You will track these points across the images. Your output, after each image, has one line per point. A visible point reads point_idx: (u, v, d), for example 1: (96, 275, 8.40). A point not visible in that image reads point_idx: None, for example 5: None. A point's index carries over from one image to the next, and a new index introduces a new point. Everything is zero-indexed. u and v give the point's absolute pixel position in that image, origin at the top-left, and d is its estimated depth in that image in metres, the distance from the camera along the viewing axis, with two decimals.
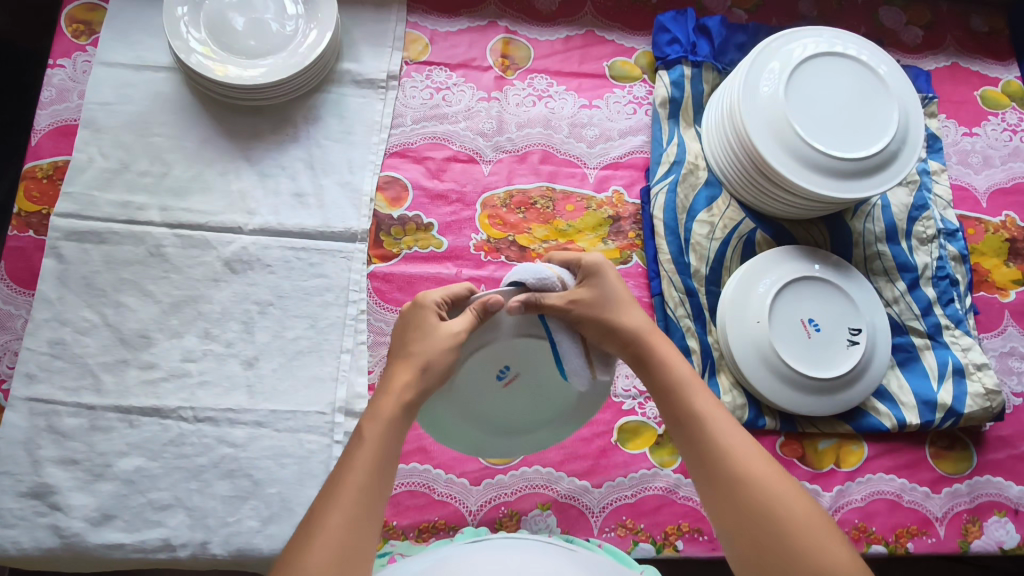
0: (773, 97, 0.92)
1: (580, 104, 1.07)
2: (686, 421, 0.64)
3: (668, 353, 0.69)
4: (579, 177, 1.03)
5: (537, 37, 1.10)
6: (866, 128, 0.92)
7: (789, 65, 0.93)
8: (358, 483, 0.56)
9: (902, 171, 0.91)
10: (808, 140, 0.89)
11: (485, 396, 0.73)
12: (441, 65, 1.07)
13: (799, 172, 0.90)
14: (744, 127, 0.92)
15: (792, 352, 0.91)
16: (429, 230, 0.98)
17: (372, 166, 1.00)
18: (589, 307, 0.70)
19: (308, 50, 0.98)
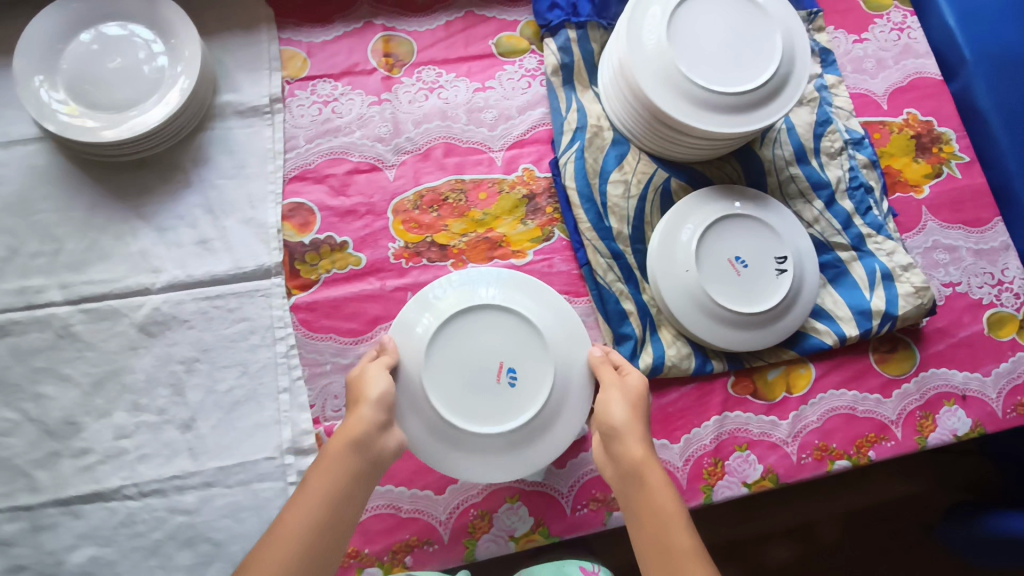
0: (659, 47, 0.90)
1: (474, 88, 1.04)
2: (657, 546, 0.63)
3: (652, 475, 0.67)
4: (487, 163, 1.01)
5: (416, 28, 1.06)
6: (755, 56, 0.91)
7: (670, 11, 0.91)
8: (308, 506, 0.65)
9: (796, 91, 0.92)
10: (705, 85, 0.89)
11: (519, 347, 0.81)
12: (325, 77, 1.02)
13: (703, 117, 0.90)
14: (641, 88, 0.90)
15: (727, 293, 0.92)
16: (344, 249, 0.95)
17: (273, 196, 0.96)
18: (609, 383, 0.77)
19: (179, 89, 0.93)
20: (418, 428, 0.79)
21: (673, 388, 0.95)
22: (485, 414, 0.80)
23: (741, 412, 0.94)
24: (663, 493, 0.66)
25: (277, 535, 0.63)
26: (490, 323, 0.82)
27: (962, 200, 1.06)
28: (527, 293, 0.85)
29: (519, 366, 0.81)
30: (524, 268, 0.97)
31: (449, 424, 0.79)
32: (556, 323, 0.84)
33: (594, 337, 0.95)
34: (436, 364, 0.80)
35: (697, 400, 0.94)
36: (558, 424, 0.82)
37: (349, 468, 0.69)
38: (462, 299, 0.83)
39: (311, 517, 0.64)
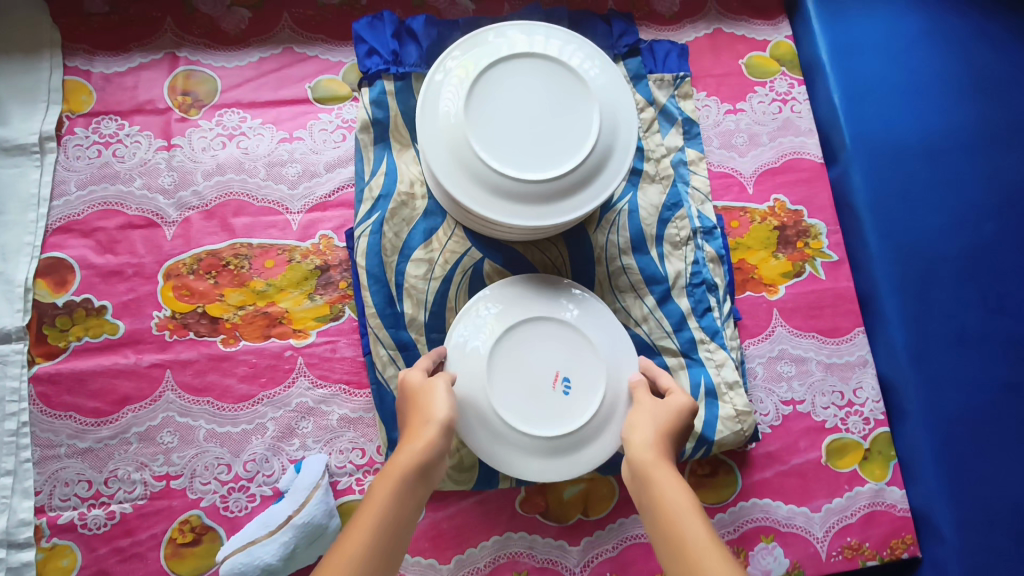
0: (456, 131, 0.79)
1: (279, 138, 0.93)
2: (671, 544, 0.58)
3: (661, 474, 0.64)
4: (281, 226, 0.90)
5: (224, 64, 0.95)
6: (570, 125, 0.79)
7: (463, 97, 0.79)
8: (364, 532, 0.58)
9: (621, 167, 0.81)
10: (523, 178, 0.77)
11: (573, 356, 0.80)
12: (111, 113, 0.92)
13: (509, 211, 0.79)
14: (457, 198, 0.79)
15: (533, 403, 0.78)
16: (101, 314, 0.85)
17: (29, 248, 0.86)
18: (642, 401, 0.75)
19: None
20: (472, 425, 0.78)
21: (452, 502, 0.83)
22: (541, 420, 0.78)
23: (526, 534, 0.83)
24: (674, 490, 0.61)
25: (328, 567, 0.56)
26: (554, 327, 0.81)
27: (820, 304, 0.94)
28: (573, 298, 0.83)
29: (581, 374, 0.79)
30: (301, 350, 0.86)
31: (497, 427, 0.77)
32: (606, 334, 0.81)
33: (369, 437, 0.84)
34: (496, 369, 0.79)
35: (479, 517, 0.83)
36: (605, 436, 0.78)
37: (404, 494, 0.63)
38: (527, 308, 0.81)
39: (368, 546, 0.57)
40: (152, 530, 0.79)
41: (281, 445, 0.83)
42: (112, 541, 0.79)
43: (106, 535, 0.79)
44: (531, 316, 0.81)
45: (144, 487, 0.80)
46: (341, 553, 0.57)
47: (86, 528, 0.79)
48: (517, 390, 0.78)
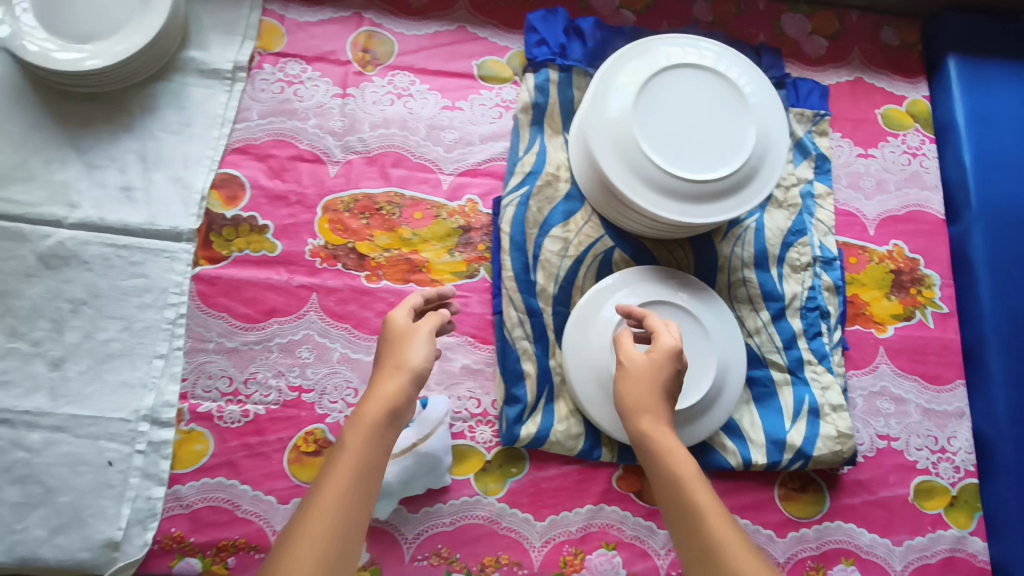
0: (622, 121, 0.85)
1: (442, 104, 1.00)
2: (687, 515, 0.62)
3: (666, 437, 0.68)
4: (432, 183, 0.97)
5: (403, 31, 1.03)
6: (728, 135, 0.85)
7: (633, 92, 0.85)
8: (337, 491, 0.58)
9: (768, 183, 0.86)
10: (679, 175, 0.83)
11: (688, 342, 0.88)
12: (297, 57, 1.00)
13: (659, 202, 0.85)
14: (613, 182, 0.85)
15: None
16: (263, 233, 0.93)
17: (209, 162, 0.94)
18: (638, 356, 0.75)
19: (151, 25, 0.92)
20: (591, 389, 0.86)
21: (554, 464, 0.88)
22: None
23: (619, 509, 0.87)
24: (682, 456, 0.66)
25: (308, 521, 0.56)
26: (674, 314, 0.89)
27: (926, 351, 0.97)
28: (693, 290, 0.91)
29: (693, 358, 0.88)
30: None
31: (613, 391, 0.85)
32: (720, 327, 0.90)
33: (486, 389, 0.89)
34: None
35: (576, 484, 0.87)
36: (707, 417, 0.87)
37: (376, 442, 0.62)
38: (653, 292, 0.90)
39: (345, 502, 0.58)
40: (280, 435, 0.86)
41: None
42: (243, 437, 0.85)
43: (238, 430, 0.85)
44: (656, 300, 0.89)
45: (278, 393, 0.87)
46: (318, 510, 0.56)
47: (222, 421, 0.85)
48: None
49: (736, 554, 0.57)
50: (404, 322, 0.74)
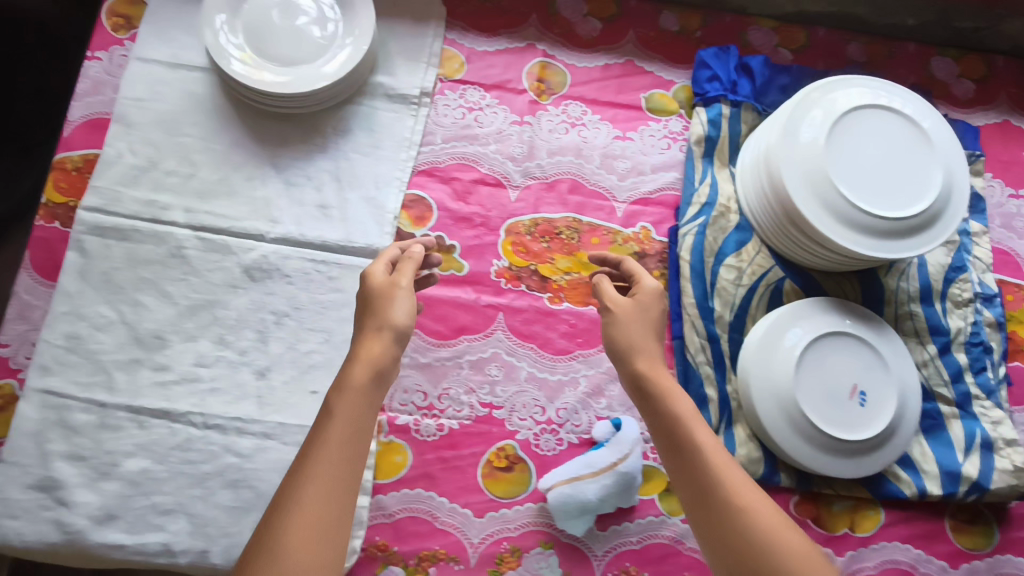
0: (813, 156, 0.89)
1: (614, 135, 1.04)
2: (690, 460, 0.67)
3: (670, 382, 0.73)
4: (607, 211, 1.01)
5: (575, 62, 1.07)
6: (915, 176, 0.89)
7: (825, 129, 0.89)
8: (330, 470, 0.60)
9: (952, 224, 0.89)
10: (869, 210, 0.87)
11: (869, 373, 0.91)
12: (476, 85, 1.04)
13: (847, 234, 0.88)
14: (801, 213, 0.88)
15: (832, 408, 0.89)
16: (451, 252, 0.96)
17: (398, 183, 0.98)
18: (621, 301, 0.78)
19: (351, 50, 0.96)
20: (775, 416, 0.89)
21: None
22: (836, 421, 0.89)
23: None
24: (685, 402, 0.71)
25: (302, 497, 0.59)
26: (854, 346, 0.92)
27: None
28: (869, 322, 0.94)
29: (874, 390, 0.90)
30: None
31: (798, 419, 0.88)
32: (897, 359, 0.92)
33: None
34: (802, 372, 0.89)
35: None
36: (886, 447, 0.90)
37: (364, 407, 0.66)
38: (832, 322, 0.92)
39: (338, 459, 0.61)
40: (473, 449, 0.89)
41: (591, 401, 0.92)
42: (439, 450, 0.88)
43: (434, 443, 0.88)
44: (837, 331, 0.91)
45: (471, 409, 0.90)
46: (306, 487, 0.59)
47: (420, 434, 0.88)
48: (819, 392, 0.89)
49: (745, 500, 0.63)
50: (381, 273, 0.76)
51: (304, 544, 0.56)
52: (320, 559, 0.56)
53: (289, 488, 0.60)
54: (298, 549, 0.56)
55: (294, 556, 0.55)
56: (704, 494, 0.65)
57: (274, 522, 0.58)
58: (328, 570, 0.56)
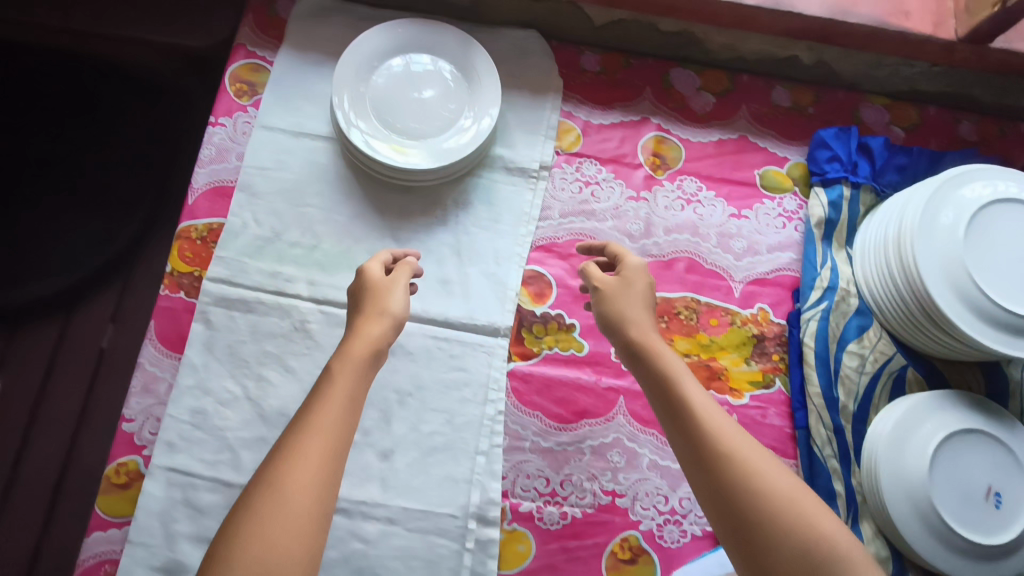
0: (951, 248, 0.87)
1: (730, 212, 1.03)
2: (683, 414, 0.69)
3: (660, 346, 0.76)
4: (725, 291, 1.00)
5: (689, 137, 1.07)
6: None
7: (961, 221, 0.88)
8: (329, 420, 0.62)
9: None
10: (1010, 307, 0.85)
11: (1004, 474, 0.87)
12: (592, 159, 1.04)
13: (985, 330, 0.85)
14: (937, 306, 0.86)
15: (968, 509, 0.85)
16: (570, 331, 0.95)
17: (517, 258, 0.97)
18: (609, 283, 0.83)
19: (471, 139, 0.95)
20: (908, 515, 0.85)
21: None
22: (973, 523, 0.85)
23: None
24: (679, 361, 0.74)
25: (306, 444, 0.60)
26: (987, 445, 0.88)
27: None
28: (1001, 420, 0.91)
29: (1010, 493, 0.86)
30: (737, 408, 0.93)
31: (934, 519, 0.84)
32: None
33: None
34: (937, 469, 0.86)
35: None
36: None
37: (363, 372, 0.68)
38: (964, 418, 0.89)
39: (336, 416, 0.63)
40: (597, 539, 0.86)
41: None
42: (562, 540, 0.86)
43: (557, 532, 0.86)
44: (971, 428, 0.88)
45: (594, 497, 0.88)
46: (311, 434, 0.60)
47: (543, 521, 0.86)
48: (955, 492, 0.85)
49: (737, 447, 0.65)
50: (380, 267, 0.80)
51: (311, 486, 0.58)
52: (314, 503, 0.57)
53: (293, 443, 0.60)
54: (302, 490, 0.57)
55: (303, 496, 0.57)
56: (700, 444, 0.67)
57: (274, 466, 0.58)
58: (327, 511, 0.58)
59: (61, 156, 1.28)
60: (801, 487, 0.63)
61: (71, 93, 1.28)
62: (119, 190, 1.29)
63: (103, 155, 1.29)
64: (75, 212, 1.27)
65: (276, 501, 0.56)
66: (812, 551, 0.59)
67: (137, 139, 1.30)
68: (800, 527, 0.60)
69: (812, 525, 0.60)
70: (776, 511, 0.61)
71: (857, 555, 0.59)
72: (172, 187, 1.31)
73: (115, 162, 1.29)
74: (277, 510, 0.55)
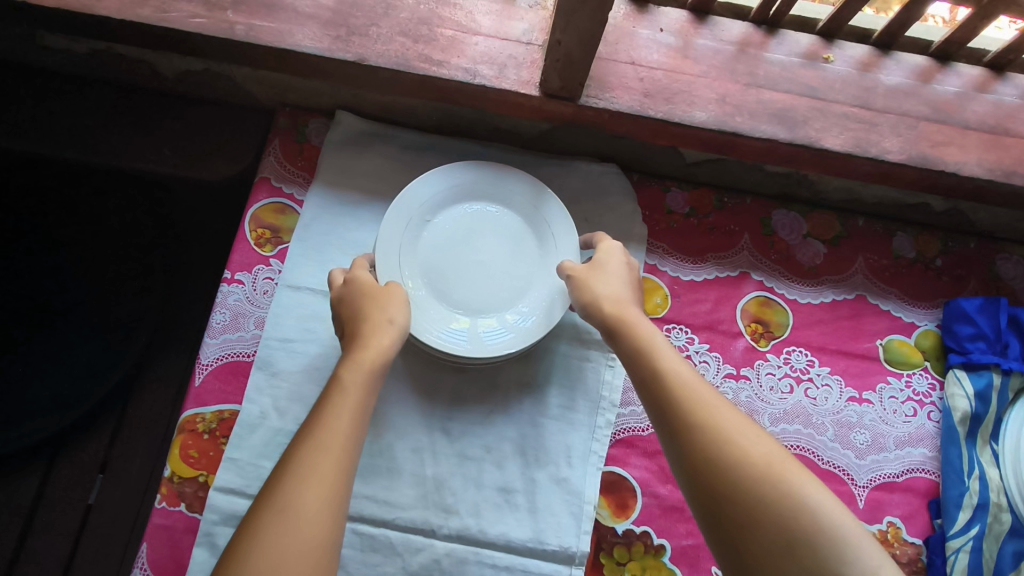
0: None
1: (848, 395, 0.85)
2: (658, 384, 0.62)
3: (637, 316, 0.69)
4: (847, 499, 0.80)
5: (796, 297, 0.88)
6: None
7: None
8: (336, 442, 0.55)
9: None
10: None
11: None
12: (683, 325, 0.85)
13: None
14: None
15: None
16: (660, 555, 0.76)
17: (595, 457, 0.78)
18: (581, 267, 0.76)
19: (539, 322, 0.77)
20: None
21: None
22: None
23: None
24: (656, 332, 0.67)
25: (313, 462, 0.54)
26: None
27: None
28: None
29: None
30: None
31: None
32: None
33: None
34: None
35: None
36: None
37: (371, 382, 0.61)
38: None
39: (344, 434, 0.56)
40: None
41: None
42: None
43: None
44: None
45: None
46: (319, 450, 0.54)
47: None
48: None
49: (718, 416, 0.58)
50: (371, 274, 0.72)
51: (321, 514, 0.51)
52: (328, 536, 0.51)
53: (295, 458, 0.54)
54: (312, 522, 0.50)
55: (313, 523, 0.51)
56: (675, 413, 0.59)
57: (277, 491, 0.52)
58: (334, 537, 0.52)
59: (36, 269, 0.98)
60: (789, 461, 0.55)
61: (49, 190, 0.99)
62: (114, 311, 0.99)
63: (90, 266, 0.99)
64: (53, 348, 0.96)
65: (284, 533, 0.50)
66: (794, 523, 0.51)
67: (130, 255, 1.01)
68: (777, 494, 0.52)
69: (792, 495, 0.52)
70: (753, 484, 0.53)
71: (843, 521, 0.51)
72: (181, 305, 1.06)
73: (108, 275, 1.00)
74: (285, 539, 0.49)
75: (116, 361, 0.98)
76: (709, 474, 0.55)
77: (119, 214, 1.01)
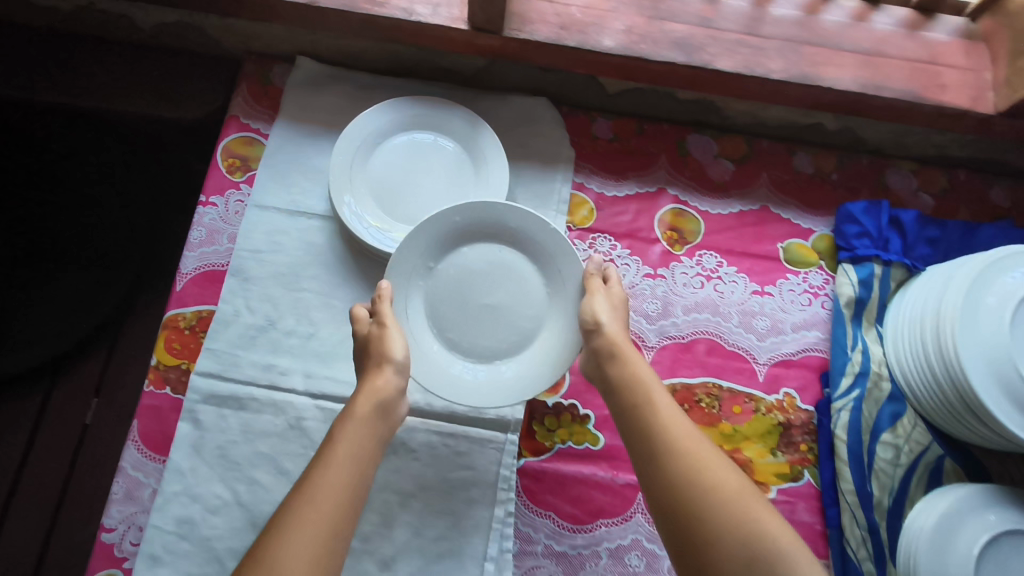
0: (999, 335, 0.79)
1: (752, 289, 0.97)
2: (635, 415, 0.72)
3: (627, 349, 0.78)
4: (748, 374, 0.93)
5: (708, 209, 1.01)
6: None
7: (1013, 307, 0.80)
8: (331, 493, 0.62)
9: None
10: None
11: None
12: (606, 233, 0.97)
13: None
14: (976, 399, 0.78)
15: None
16: (585, 423, 0.88)
17: None
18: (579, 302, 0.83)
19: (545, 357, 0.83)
20: None
21: None
22: None
23: None
24: (642, 365, 0.76)
25: (304, 508, 0.60)
26: None
27: None
28: None
29: None
30: None
31: None
32: None
33: None
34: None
35: None
36: None
37: (366, 427, 0.69)
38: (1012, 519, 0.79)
39: (340, 478, 0.64)
40: None
41: None
42: None
43: None
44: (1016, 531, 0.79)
45: None
46: (310, 501, 0.61)
47: None
48: None
49: (684, 444, 0.67)
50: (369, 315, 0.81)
51: (305, 553, 0.57)
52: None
53: (295, 499, 0.61)
54: (293, 558, 0.56)
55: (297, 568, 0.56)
56: (647, 446, 0.69)
57: (269, 534, 0.59)
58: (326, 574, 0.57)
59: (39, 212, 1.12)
60: (742, 481, 0.64)
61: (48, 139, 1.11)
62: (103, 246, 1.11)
63: (87, 209, 1.12)
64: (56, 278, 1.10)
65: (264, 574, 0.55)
66: (731, 529, 0.60)
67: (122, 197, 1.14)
68: (718, 505, 0.62)
69: (749, 516, 0.60)
70: (703, 501, 0.62)
71: (776, 529, 0.59)
72: (164, 244, 1.16)
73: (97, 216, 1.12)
74: None
75: (106, 291, 1.10)
76: (670, 495, 0.64)
77: (106, 162, 1.13)
